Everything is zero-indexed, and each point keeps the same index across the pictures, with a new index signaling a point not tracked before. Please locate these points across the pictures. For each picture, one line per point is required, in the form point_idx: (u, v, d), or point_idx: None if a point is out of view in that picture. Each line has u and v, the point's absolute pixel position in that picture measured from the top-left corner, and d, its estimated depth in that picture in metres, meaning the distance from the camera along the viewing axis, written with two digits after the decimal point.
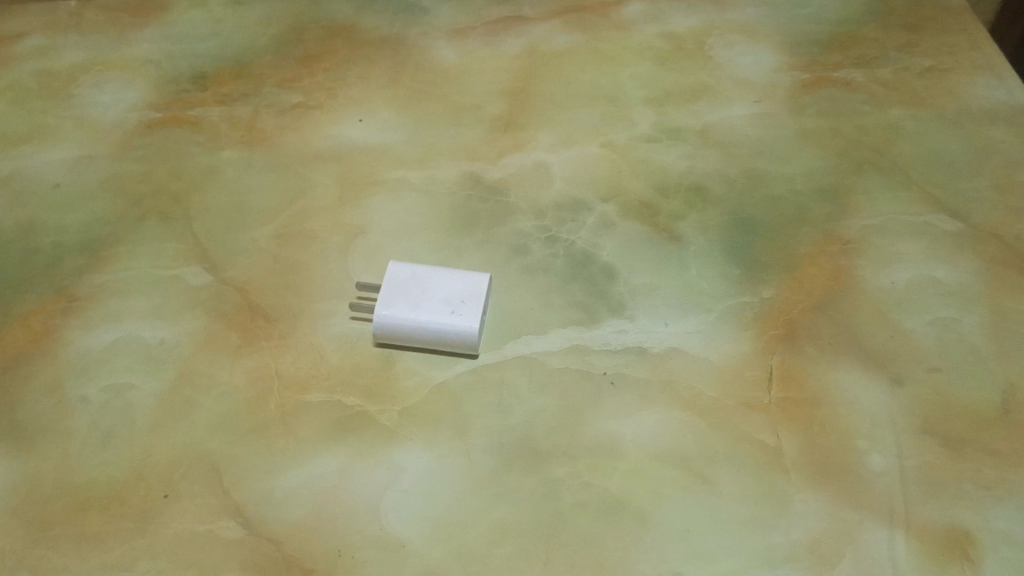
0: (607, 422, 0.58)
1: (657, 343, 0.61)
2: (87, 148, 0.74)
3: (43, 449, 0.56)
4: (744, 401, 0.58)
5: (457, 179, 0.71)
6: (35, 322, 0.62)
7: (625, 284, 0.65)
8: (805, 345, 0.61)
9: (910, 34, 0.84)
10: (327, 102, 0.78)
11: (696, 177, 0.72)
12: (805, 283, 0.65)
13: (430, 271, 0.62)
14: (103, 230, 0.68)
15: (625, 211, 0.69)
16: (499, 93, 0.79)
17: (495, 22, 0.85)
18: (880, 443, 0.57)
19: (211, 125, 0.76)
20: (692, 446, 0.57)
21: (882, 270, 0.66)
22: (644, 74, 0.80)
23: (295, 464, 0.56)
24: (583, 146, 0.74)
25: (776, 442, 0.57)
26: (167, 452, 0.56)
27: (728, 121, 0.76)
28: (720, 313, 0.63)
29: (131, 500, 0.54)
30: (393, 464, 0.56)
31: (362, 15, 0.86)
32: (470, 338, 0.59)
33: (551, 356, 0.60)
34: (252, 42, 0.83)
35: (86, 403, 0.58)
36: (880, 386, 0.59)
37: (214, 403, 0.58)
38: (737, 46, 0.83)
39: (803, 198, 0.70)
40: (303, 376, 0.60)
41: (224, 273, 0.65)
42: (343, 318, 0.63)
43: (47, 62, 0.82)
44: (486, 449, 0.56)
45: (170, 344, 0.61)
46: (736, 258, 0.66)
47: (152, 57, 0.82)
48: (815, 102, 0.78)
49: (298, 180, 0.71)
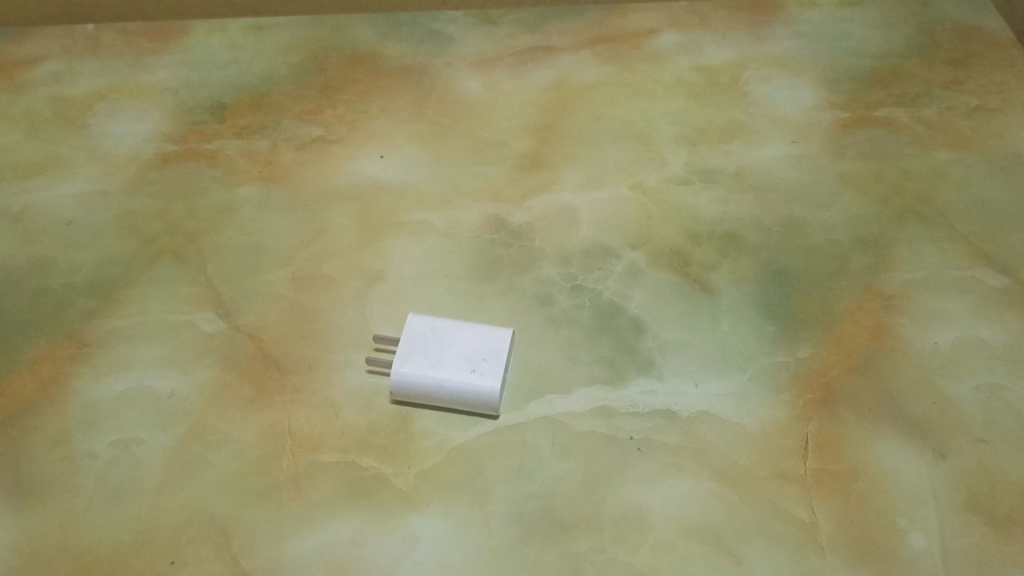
0: (632, 491, 0.55)
1: (686, 406, 0.58)
2: (102, 181, 0.72)
3: (47, 507, 0.54)
4: (779, 472, 0.56)
5: (481, 222, 0.69)
6: (42, 368, 0.60)
7: (654, 339, 0.62)
8: (843, 412, 0.58)
9: (955, 71, 0.80)
10: (349, 136, 0.75)
11: (729, 223, 0.69)
12: (843, 342, 0.62)
13: (450, 324, 0.59)
14: (115, 270, 0.66)
15: (655, 259, 0.67)
16: (525, 128, 0.76)
17: (522, 53, 0.83)
18: (921, 521, 0.54)
19: (229, 158, 0.74)
20: (723, 521, 0.54)
21: (925, 329, 0.62)
22: (676, 110, 0.78)
23: (308, 530, 0.53)
24: (611, 188, 0.72)
25: (811, 518, 0.54)
26: (174, 514, 0.54)
27: (763, 162, 0.73)
28: (754, 374, 0.60)
29: (137, 564, 0.52)
30: (408, 532, 0.53)
31: (387, 43, 0.84)
32: (491, 399, 0.57)
33: (575, 418, 0.58)
34: (273, 70, 0.81)
35: (92, 458, 0.56)
36: (922, 458, 0.56)
37: (224, 462, 0.56)
38: (774, 81, 0.80)
39: (842, 248, 0.67)
40: (316, 434, 0.57)
41: (237, 319, 0.63)
42: (360, 371, 0.60)
43: (62, 88, 0.80)
44: (506, 518, 0.54)
45: (181, 396, 0.59)
46: (770, 313, 0.63)
47: (171, 85, 0.80)
48: (856, 143, 0.75)
49: (316, 219, 0.69)
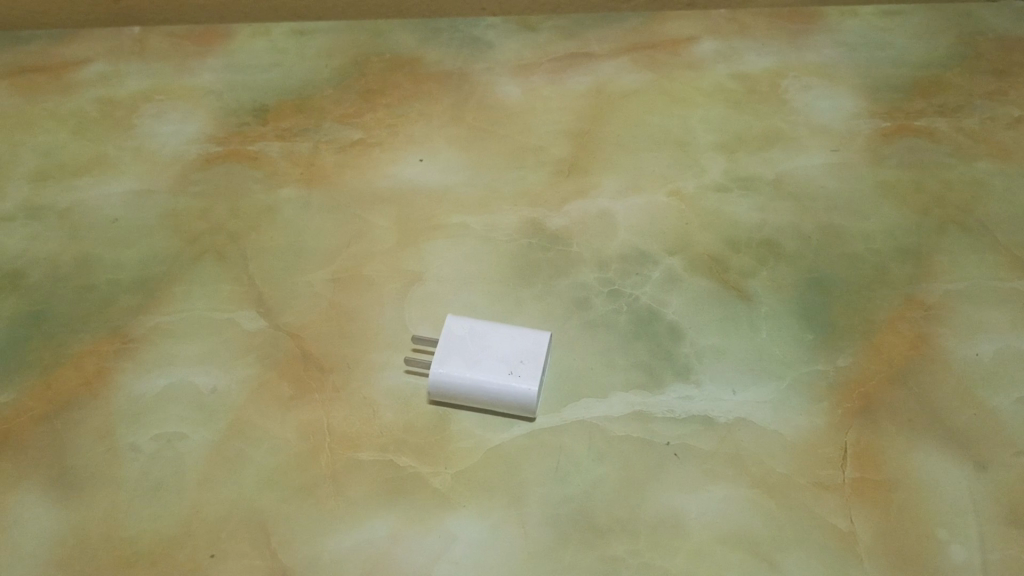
0: (668, 497, 0.55)
1: (724, 412, 0.58)
2: (147, 181, 0.73)
3: (90, 499, 0.55)
4: (817, 480, 0.55)
5: (519, 226, 0.69)
6: (87, 362, 0.61)
7: (691, 346, 0.62)
8: (882, 422, 0.58)
9: (998, 81, 0.80)
10: (389, 139, 0.76)
11: (768, 230, 0.69)
12: (883, 352, 0.61)
13: (488, 326, 0.60)
14: (159, 268, 0.67)
15: (693, 266, 0.66)
16: (563, 134, 0.77)
17: (561, 59, 0.83)
18: (961, 533, 0.53)
19: (271, 160, 0.75)
20: (760, 528, 0.53)
21: (965, 340, 0.62)
22: (715, 117, 0.78)
23: (345, 527, 0.54)
24: (649, 194, 0.72)
25: (849, 527, 0.53)
26: (214, 509, 0.55)
27: (802, 170, 0.73)
28: (793, 382, 0.60)
29: (177, 557, 0.53)
30: (445, 532, 0.53)
31: (427, 49, 0.85)
32: (529, 402, 0.57)
33: (612, 422, 0.58)
34: (315, 74, 0.82)
35: (135, 452, 0.57)
36: (962, 471, 0.56)
37: (264, 459, 0.57)
38: (814, 89, 0.80)
39: (882, 257, 0.67)
40: (355, 433, 0.58)
41: (278, 318, 0.64)
42: (398, 372, 0.61)
43: (109, 89, 0.82)
44: (542, 521, 0.54)
45: (222, 393, 0.60)
46: (809, 322, 0.63)
47: (215, 87, 0.81)
48: (897, 152, 0.74)
49: (356, 221, 0.70)
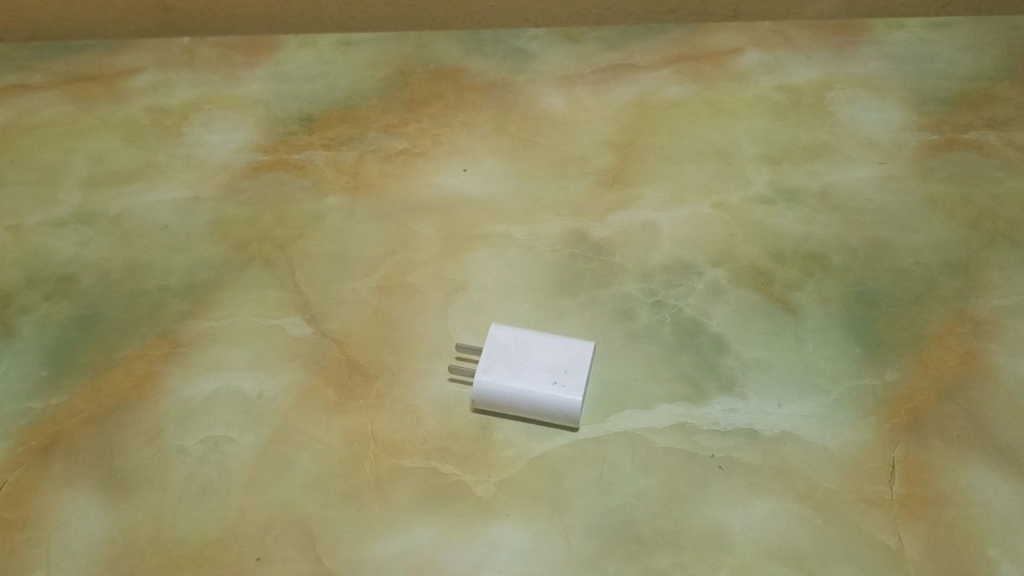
0: (712, 509, 0.54)
1: (769, 426, 0.58)
2: (196, 189, 0.75)
3: (139, 500, 0.56)
4: (865, 496, 0.54)
5: (562, 236, 0.69)
6: (137, 366, 0.62)
7: (736, 358, 0.61)
8: (931, 438, 0.57)
9: None
10: (433, 149, 0.77)
11: (814, 243, 0.68)
12: (931, 367, 0.61)
13: (532, 336, 0.60)
14: (207, 274, 0.68)
15: (737, 278, 0.66)
16: (607, 145, 0.77)
17: (604, 70, 0.83)
18: (1014, 552, 0.52)
19: (317, 169, 0.76)
20: (807, 543, 0.53)
21: (1016, 356, 0.61)
22: (759, 129, 0.77)
23: (389, 534, 0.54)
24: (693, 205, 0.71)
25: (898, 544, 0.52)
26: (259, 512, 0.55)
27: (848, 182, 0.73)
28: (839, 397, 0.59)
29: (224, 559, 0.53)
30: (488, 540, 0.53)
31: (471, 60, 0.86)
32: (572, 412, 0.57)
33: (656, 434, 0.58)
34: (361, 84, 0.83)
35: (183, 454, 0.58)
36: (1013, 489, 0.55)
37: (309, 464, 0.57)
38: (860, 101, 0.79)
39: (930, 271, 0.66)
40: (399, 440, 0.58)
41: (323, 325, 0.64)
42: (443, 380, 0.61)
43: (159, 98, 0.83)
44: (586, 531, 0.54)
45: (268, 398, 0.61)
46: (856, 335, 0.62)
47: (262, 97, 0.83)
48: (945, 165, 0.73)
49: (401, 230, 0.70)
